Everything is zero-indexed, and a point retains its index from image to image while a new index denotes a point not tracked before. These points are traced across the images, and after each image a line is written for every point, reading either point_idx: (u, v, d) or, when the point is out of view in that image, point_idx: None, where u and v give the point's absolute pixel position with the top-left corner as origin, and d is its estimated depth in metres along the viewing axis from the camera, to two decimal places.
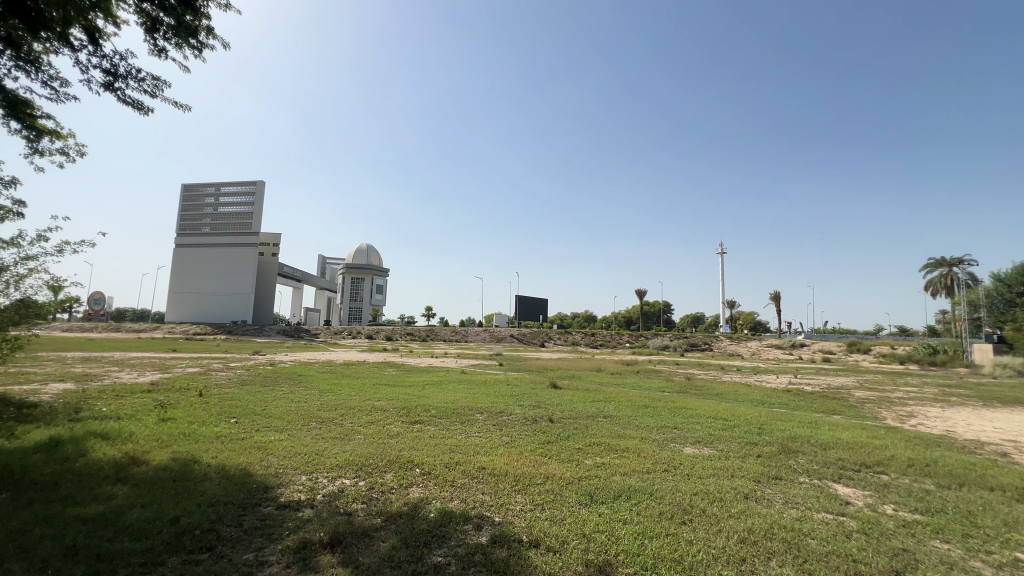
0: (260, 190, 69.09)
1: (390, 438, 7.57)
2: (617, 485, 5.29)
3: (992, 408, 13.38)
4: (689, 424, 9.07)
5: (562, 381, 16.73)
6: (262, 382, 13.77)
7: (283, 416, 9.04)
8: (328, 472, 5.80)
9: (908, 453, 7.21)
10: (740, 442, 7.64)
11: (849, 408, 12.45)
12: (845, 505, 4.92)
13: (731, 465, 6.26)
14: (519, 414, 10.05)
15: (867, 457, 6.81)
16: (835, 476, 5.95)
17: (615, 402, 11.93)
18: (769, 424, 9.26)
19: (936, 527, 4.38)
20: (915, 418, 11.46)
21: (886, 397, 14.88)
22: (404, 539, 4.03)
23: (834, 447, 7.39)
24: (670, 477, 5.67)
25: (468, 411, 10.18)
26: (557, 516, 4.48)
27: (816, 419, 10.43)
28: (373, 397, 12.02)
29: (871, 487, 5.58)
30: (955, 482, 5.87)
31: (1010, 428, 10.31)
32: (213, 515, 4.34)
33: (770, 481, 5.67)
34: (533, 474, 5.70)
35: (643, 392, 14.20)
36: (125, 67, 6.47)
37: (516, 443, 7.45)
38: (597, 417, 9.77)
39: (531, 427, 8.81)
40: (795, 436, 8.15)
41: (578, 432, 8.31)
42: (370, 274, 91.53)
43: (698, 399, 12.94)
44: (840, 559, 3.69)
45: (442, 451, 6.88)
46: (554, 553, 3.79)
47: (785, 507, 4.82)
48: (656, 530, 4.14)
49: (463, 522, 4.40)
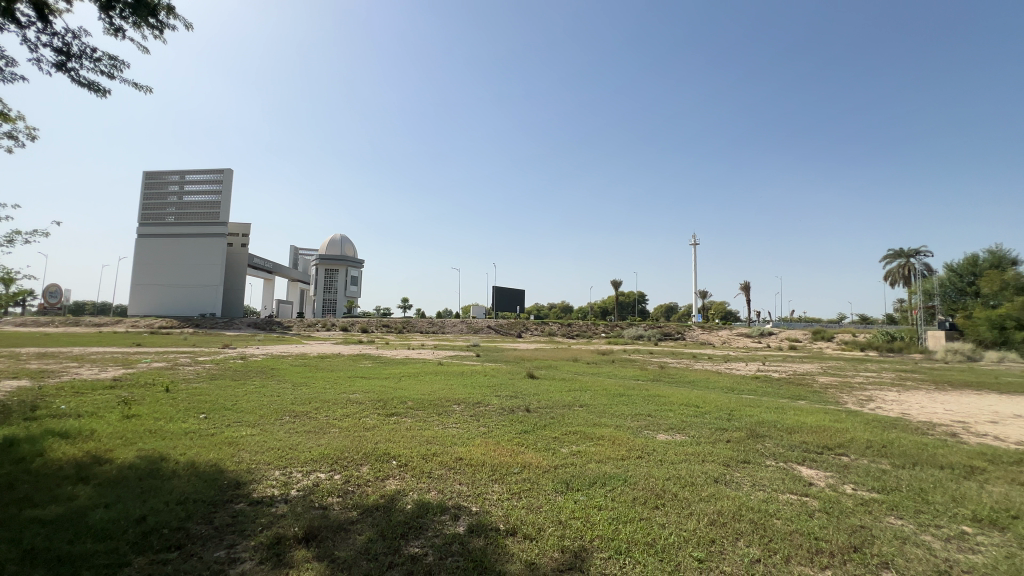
0: (228, 178, 66.68)
1: (367, 431, 7.49)
2: (593, 473, 5.38)
3: (942, 391, 14.22)
4: (662, 411, 9.30)
5: (539, 371, 16.94)
6: (233, 376, 13.40)
7: (254, 411, 8.82)
8: (303, 466, 5.73)
9: (867, 435, 7.58)
10: (710, 428, 7.87)
11: (813, 393, 13.00)
12: (808, 486, 5.16)
13: (702, 450, 6.43)
14: (496, 404, 10.11)
15: (829, 440, 7.13)
16: (799, 459, 6.22)
17: (591, 391, 12.14)
18: (739, 410, 9.60)
19: (891, 504, 4.64)
20: (873, 401, 12.05)
21: (847, 382, 15.63)
22: (381, 530, 4.03)
23: (798, 431, 7.69)
24: (644, 463, 5.81)
25: (445, 402, 10.18)
26: (534, 504, 4.54)
27: (782, 404, 10.85)
28: (349, 389, 11.88)
29: (831, 468, 5.86)
30: (909, 461, 6.21)
31: (959, 410, 10.95)
32: (182, 514, 4.23)
33: (739, 465, 5.88)
34: (510, 464, 5.76)
35: (618, 381, 14.48)
36: (79, 46, 6.11)
37: (492, 433, 7.50)
38: (573, 406, 9.91)
39: (507, 417, 8.88)
40: (762, 421, 8.46)
41: (554, 420, 8.43)
42: (344, 265, 90.08)
43: (671, 387, 13.31)
44: (804, 537, 3.86)
45: (419, 442, 6.85)
46: (530, 540, 3.85)
47: (753, 489, 5.01)
48: (630, 515, 4.24)
49: (440, 513, 4.41)
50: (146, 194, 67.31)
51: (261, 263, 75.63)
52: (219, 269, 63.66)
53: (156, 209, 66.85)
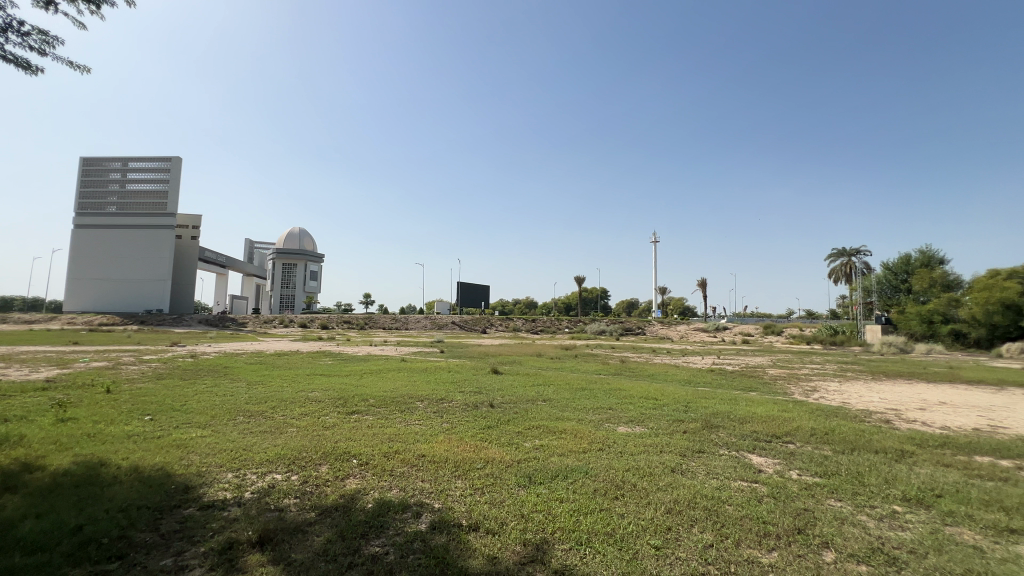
0: (176, 166, 62.96)
1: (325, 430, 7.29)
2: (555, 466, 5.46)
3: (878, 381, 15.29)
4: (623, 404, 9.53)
5: (503, 367, 16.98)
6: (181, 376, 12.73)
7: (206, 411, 8.43)
8: (257, 468, 5.51)
9: (811, 423, 8.05)
10: (668, 420, 8.14)
11: (763, 385, 13.68)
12: (757, 473, 5.42)
13: (660, 442, 6.64)
14: (459, 400, 10.09)
15: (777, 429, 7.52)
16: (750, 447, 6.53)
17: (554, 385, 12.30)
18: (695, 402, 9.98)
19: (831, 488, 4.95)
20: (817, 392, 12.81)
21: (794, 374, 16.52)
22: (340, 531, 3.94)
23: (748, 421, 8.08)
24: (605, 455, 5.94)
25: (407, 399, 10.07)
26: (497, 499, 4.56)
27: (734, 395, 11.37)
28: (307, 387, 11.51)
29: (779, 456, 6.17)
30: (848, 447, 6.64)
31: (892, 398, 11.80)
32: (124, 521, 3.99)
33: (694, 455, 6.11)
34: (473, 459, 5.76)
35: (581, 376, 14.70)
36: (4, 19, 5.61)
37: (456, 429, 7.48)
38: (536, 401, 9.98)
39: (471, 412, 8.85)
40: (716, 412, 8.84)
41: (518, 415, 8.50)
42: (303, 260, 87.19)
43: (632, 381, 13.68)
44: (753, 522, 4.05)
45: (380, 440, 6.73)
46: (492, 534, 3.86)
47: (707, 477, 5.23)
48: (590, 507, 4.33)
49: (401, 511, 4.36)
50: (83, 181, 62.60)
51: (214, 257, 72.06)
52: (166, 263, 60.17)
53: (95, 198, 62.28)
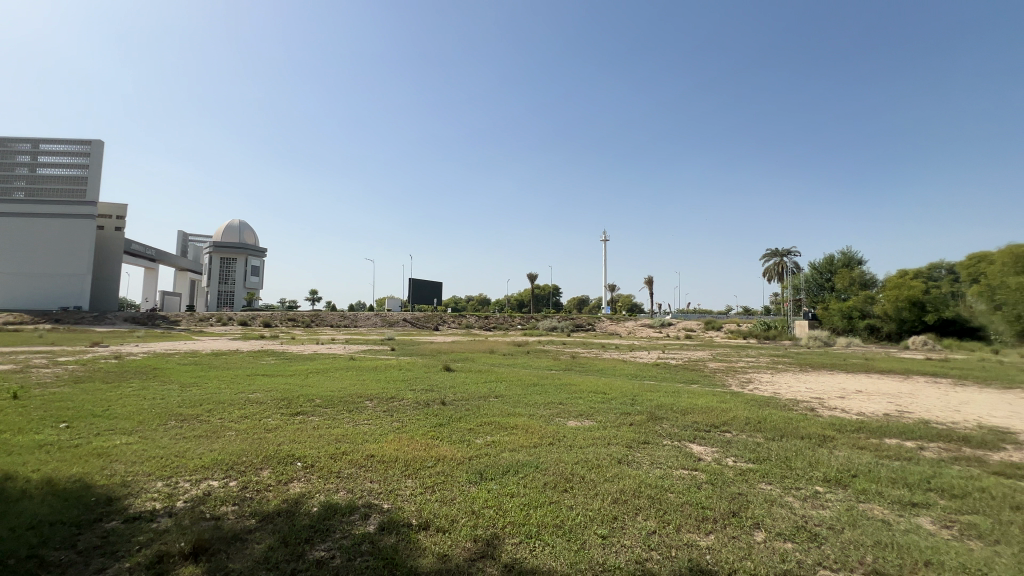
0: (97, 150, 57.66)
1: (267, 433, 6.96)
2: (506, 461, 5.50)
3: (804, 372, 16.55)
4: (573, 399, 9.75)
5: (456, 364, 16.90)
6: (104, 379, 11.69)
7: (132, 416, 7.81)
8: (191, 475, 5.17)
9: (746, 412, 8.58)
10: (616, 413, 8.41)
11: (704, 377, 14.43)
12: (697, 461, 5.72)
13: (608, 434, 6.85)
14: (410, 398, 9.95)
15: (715, 419, 7.96)
16: (690, 437, 6.87)
17: (506, 381, 12.40)
18: (641, 395, 10.37)
19: (763, 472, 5.30)
20: (752, 383, 13.68)
21: (731, 367, 17.54)
22: (283, 537, 3.78)
23: (690, 412, 8.51)
24: (555, 449, 6.06)
25: (356, 398, 9.81)
26: (448, 496, 4.54)
27: (677, 388, 11.93)
28: (248, 388, 10.93)
29: (717, 444, 6.53)
30: (778, 434, 7.14)
31: (817, 387, 12.82)
32: (33, 540, 3.63)
33: (640, 446, 6.36)
34: (424, 458, 5.70)
35: (532, 371, 14.89)
36: None
37: (406, 427, 7.36)
38: (489, 398, 10.00)
39: (422, 410, 8.75)
40: (661, 405, 9.24)
41: (470, 412, 8.50)
42: (244, 254, 82.57)
43: (582, 376, 14.02)
44: (693, 508, 4.28)
45: (326, 441, 6.52)
46: (443, 533, 3.84)
47: (651, 467, 5.46)
48: (540, 500, 4.40)
49: (349, 513, 4.25)
50: None
51: (141, 250, 66.73)
52: (86, 255, 55.04)
53: None
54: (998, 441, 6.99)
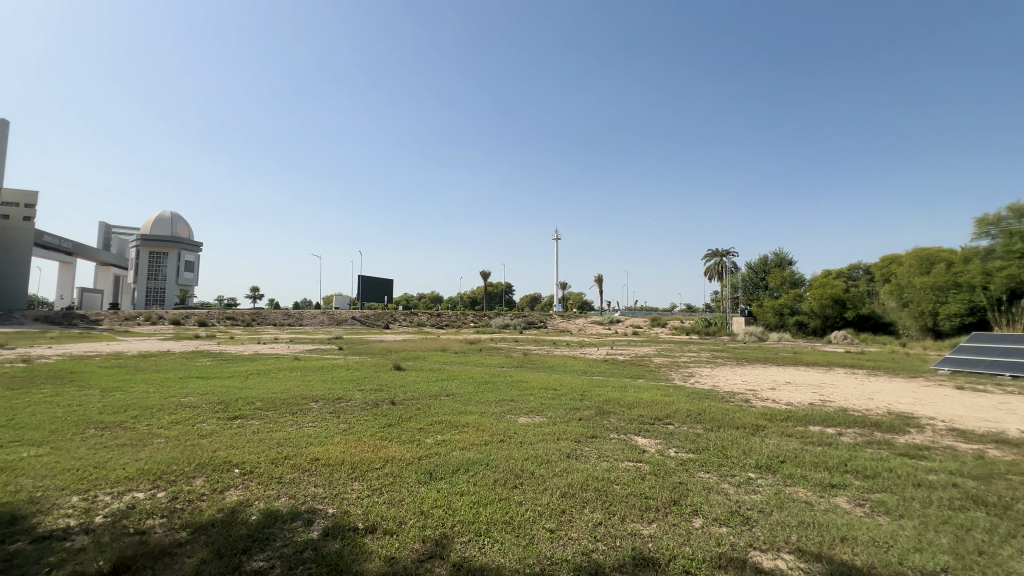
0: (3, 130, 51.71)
1: (202, 439, 6.53)
2: (456, 460, 5.47)
3: (741, 366, 17.59)
4: (524, 396, 9.83)
5: (407, 363, 16.60)
6: (9, 385, 10.51)
7: (43, 425, 7.08)
8: (113, 488, 4.76)
9: (687, 405, 9.02)
10: (565, 408, 8.58)
11: (649, 372, 15.01)
12: (641, 453, 5.95)
13: (557, 430, 6.98)
14: (358, 398, 9.68)
15: (659, 412, 8.30)
16: (636, 430, 7.13)
17: (457, 380, 12.32)
18: (590, 390, 10.64)
19: (702, 462, 5.59)
20: (693, 377, 14.39)
21: (675, 361, 18.36)
22: (217, 549, 3.57)
23: (635, 406, 8.83)
24: (505, 446, 6.09)
25: (300, 400, 9.41)
26: (396, 498, 4.45)
27: (624, 383, 12.35)
28: (180, 392, 10.19)
29: (660, 436, 6.82)
30: (715, 424, 7.57)
31: (751, 380, 13.67)
32: None
33: (588, 440, 6.52)
34: (372, 459, 5.56)
35: (484, 369, 14.90)
36: None
37: (354, 429, 7.16)
38: (440, 396, 9.91)
39: (370, 411, 8.52)
40: (608, 399, 9.52)
41: (420, 411, 8.38)
42: (176, 248, 76.95)
43: (533, 373, 14.19)
44: (637, 498, 4.44)
45: (267, 446, 6.21)
46: (391, 535, 3.77)
47: (598, 460, 5.62)
48: (490, 498, 4.41)
49: (291, 520, 4.07)
50: None
51: (55, 241, 60.57)
52: None
53: None
54: (903, 425, 7.76)
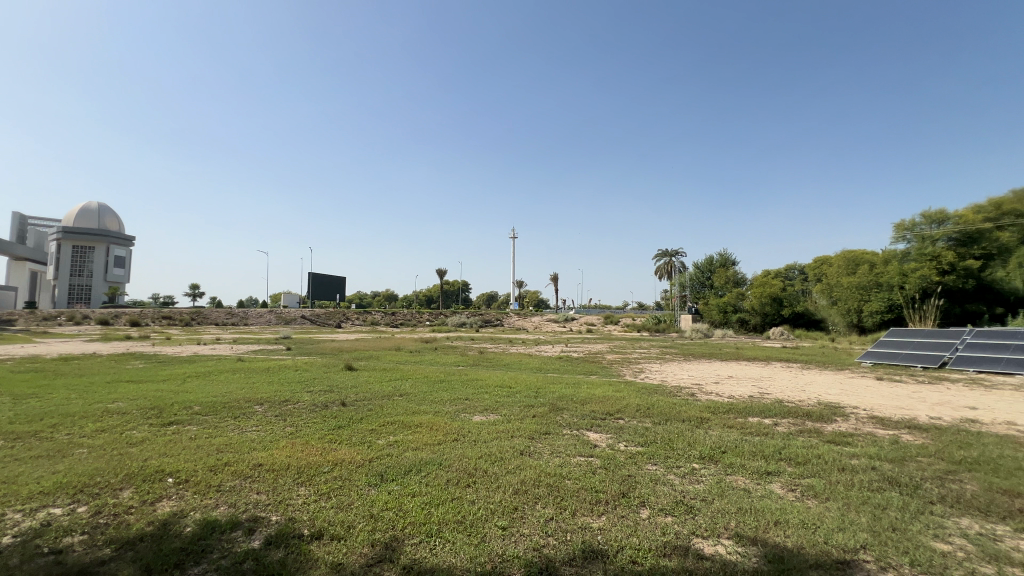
0: None
1: (131, 447, 6.08)
2: (408, 461, 5.39)
3: (688, 361, 18.36)
4: (478, 394, 9.82)
5: (359, 362, 16.15)
6: None
7: None
8: (25, 504, 4.33)
9: (637, 400, 9.32)
10: (520, 406, 8.64)
11: (602, 369, 15.36)
12: (592, 447, 6.09)
13: (511, 427, 7.02)
14: (307, 400, 9.32)
15: (610, 407, 8.52)
16: (588, 425, 7.29)
17: (411, 379, 12.12)
18: (544, 387, 10.76)
19: (650, 454, 5.80)
20: (643, 372, 14.87)
21: (627, 358, 18.91)
22: (146, 565, 3.33)
23: (588, 402, 9.02)
24: (459, 445, 6.06)
25: (243, 403, 8.95)
26: (345, 501, 4.32)
27: (578, 380, 12.58)
28: (107, 398, 9.42)
29: (611, 431, 6.99)
30: (663, 418, 7.87)
31: (697, 375, 14.30)
32: None
33: (542, 436, 6.61)
34: (320, 463, 5.37)
35: (440, 368, 14.75)
36: None
37: (301, 432, 6.89)
38: (393, 397, 9.71)
39: (319, 413, 8.21)
40: (562, 396, 9.67)
41: (372, 412, 8.19)
42: (104, 242, 71.08)
43: (489, 371, 14.19)
44: (588, 492, 4.54)
45: (206, 452, 5.86)
46: (338, 540, 3.65)
47: (551, 456, 5.70)
48: (442, 497, 4.37)
49: (230, 530, 3.85)
50: None
51: None
52: None
53: None
54: (830, 414, 8.39)
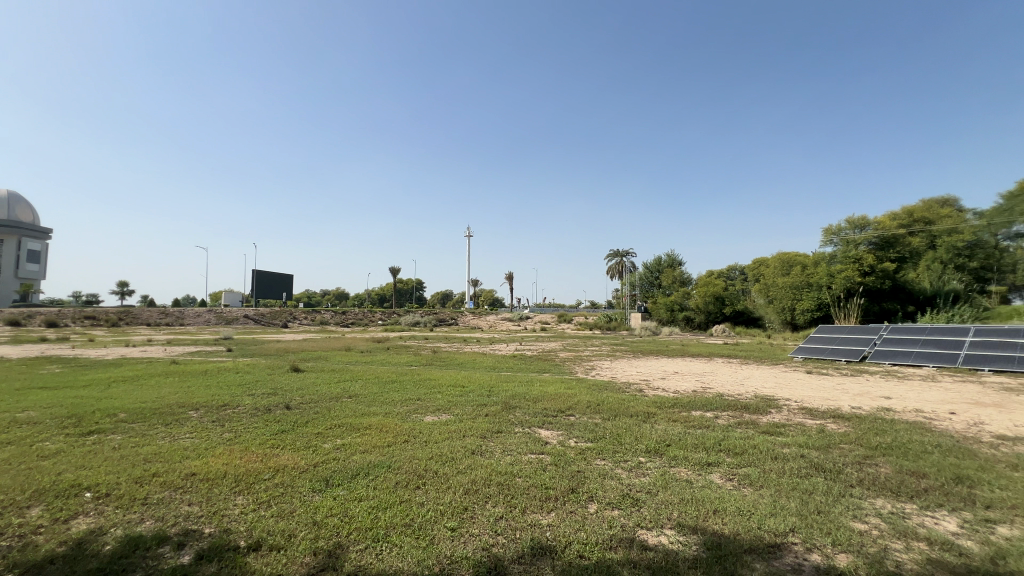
0: None
1: (44, 460, 5.53)
2: (356, 465, 5.22)
3: (637, 358, 18.95)
4: (431, 394, 9.68)
5: (306, 364, 15.50)
6: None
7: None
8: None
9: (588, 397, 9.51)
10: (472, 405, 8.59)
11: (554, 367, 15.56)
12: (543, 445, 6.15)
13: (463, 427, 6.95)
14: (248, 404, 8.83)
15: (562, 404, 8.64)
16: (539, 423, 7.35)
17: (362, 380, 11.77)
18: (498, 386, 10.78)
19: (599, 450, 5.93)
20: (595, 370, 15.20)
21: (579, 356, 19.27)
22: None
23: (540, 400, 9.10)
24: (409, 446, 5.94)
25: (176, 409, 8.36)
26: (286, 509, 4.13)
27: (531, 378, 12.67)
28: (16, 406, 8.52)
29: (562, 428, 7.09)
30: (612, 414, 8.07)
31: (645, 371, 14.78)
32: None
33: (494, 435, 6.59)
34: (260, 470, 5.10)
35: (391, 368, 14.43)
36: None
37: (241, 437, 6.53)
38: (341, 399, 9.39)
39: (260, 417, 7.81)
40: (515, 394, 9.71)
41: (318, 415, 7.89)
42: (13, 235, 64.35)
43: (442, 370, 14.02)
44: (537, 489, 4.57)
45: (131, 463, 5.42)
46: (278, 551, 3.48)
47: (503, 455, 5.70)
48: (390, 501, 4.26)
49: (156, 545, 3.58)
50: None
51: None
52: None
53: None
54: (766, 406, 8.91)
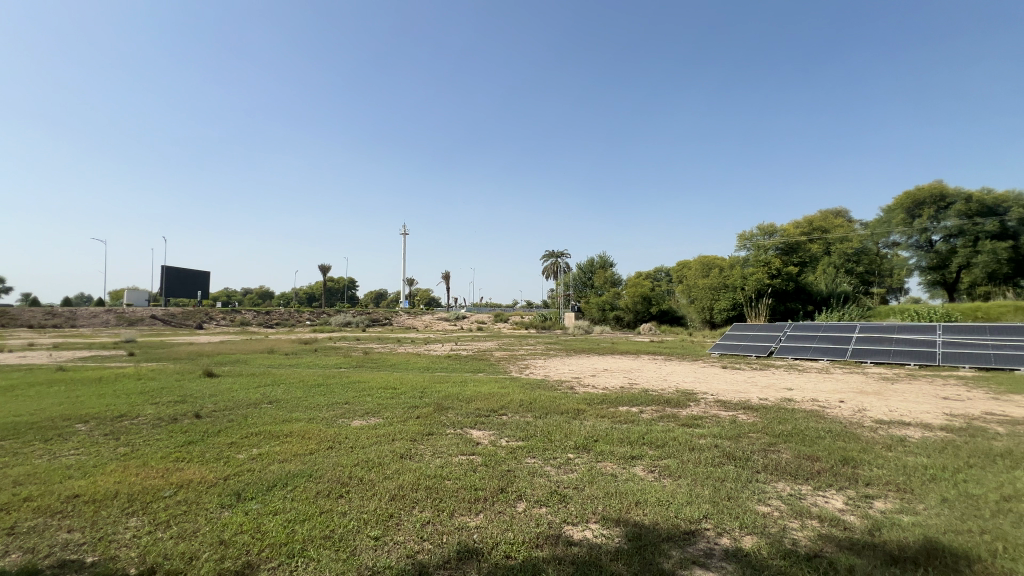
0: None
1: None
2: (272, 475, 4.86)
3: (570, 356, 19.44)
4: (360, 397, 9.29)
5: (221, 368, 14.27)
6: None
7: None
8: None
9: (521, 395, 9.58)
10: (403, 407, 8.35)
11: (489, 366, 15.52)
12: (475, 445, 6.10)
13: (393, 430, 6.73)
14: (149, 414, 7.99)
15: (494, 404, 8.64)
16: (471, 424, 7.29)
17: (285, 384, 11.06)
18: (431, 387, 10.59)
19: (529, 448, 5.98)
20: (528, 368, 15.35)
21: (514, 354, 19.42)
22: None
23: (473, 400, 9.04)
24: (333, 453, 5.65)
25: (60, 422, 7.36)
26: (189, 529, 3.75)
27: (465, 378, 12.56)
28: None
29: (494, 428, 7.08)
30: (543, 412, 8.18)
31: (577, 369, 15.15)
32: None
33: (424, 438, 6.44)
34: (160, 487, 4.61)
35: (318, 371, 13.69)
36: None
37: (140, 451, 5.88)
38: (261, 404, 8.77)
39: (164, 428, 7.07)
40: (448, 395, 9.58)
41: (232, 423, 7.30)
42: None
43: (373, 372, 13.53)
44: (466, 491, 4.51)
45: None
46: None
47: (432, 457, 5.57)
48: (309, 512, 4.01)
49: None
50: None
51: None
52: None
53: None
54: (686, 400, 9.46)
